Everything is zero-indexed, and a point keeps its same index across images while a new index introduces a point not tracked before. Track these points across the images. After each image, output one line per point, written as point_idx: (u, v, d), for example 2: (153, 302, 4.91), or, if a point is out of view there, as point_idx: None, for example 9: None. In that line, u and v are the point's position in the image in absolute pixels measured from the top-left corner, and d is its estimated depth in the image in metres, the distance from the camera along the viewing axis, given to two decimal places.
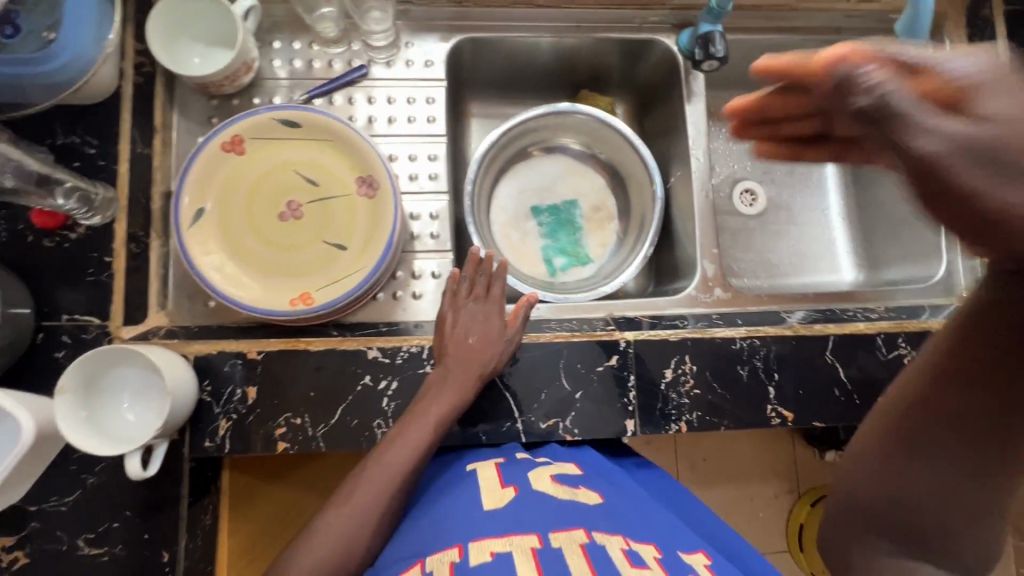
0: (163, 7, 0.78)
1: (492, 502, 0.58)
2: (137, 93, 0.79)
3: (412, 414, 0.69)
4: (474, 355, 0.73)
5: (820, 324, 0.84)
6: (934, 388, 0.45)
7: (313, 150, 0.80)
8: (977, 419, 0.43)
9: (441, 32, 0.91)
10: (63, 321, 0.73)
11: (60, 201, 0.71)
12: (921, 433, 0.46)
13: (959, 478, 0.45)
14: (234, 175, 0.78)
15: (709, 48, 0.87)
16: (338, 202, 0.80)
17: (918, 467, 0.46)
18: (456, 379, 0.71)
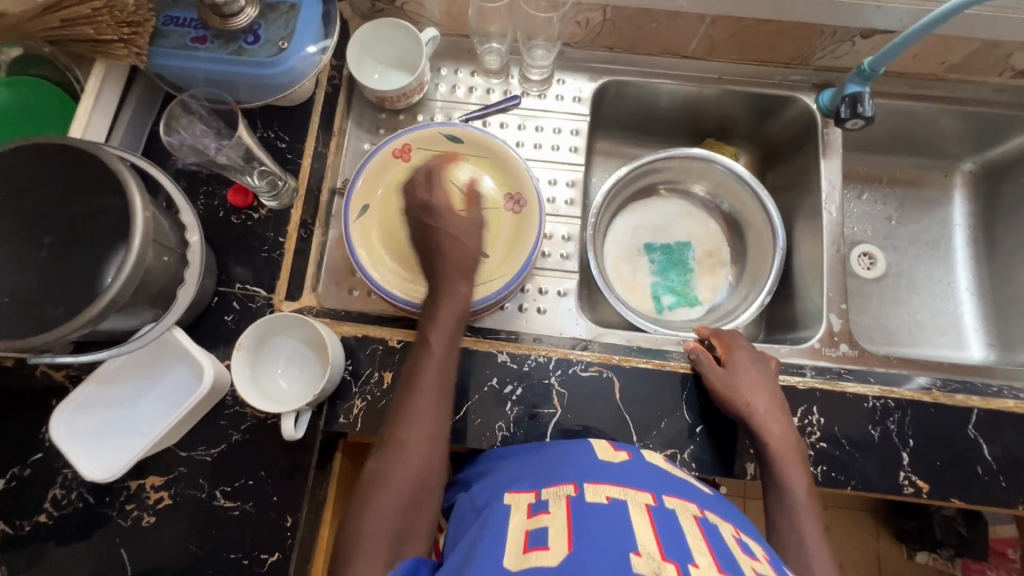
0: (367, 31, 0.89)
1: (608, 456, 0.60)
2: (326, 100, 0.90)
3: (423, 355, 0.70)
4: (449, 248, 0.74)
5: (963, 395, 0.79)
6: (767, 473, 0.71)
7: (469, 165, 0.88)
8: (788, 452, 0.71)
9: (591, 74, 0.99)
10: (235, 289, 0.81)
11: (252, 180, 0.82)
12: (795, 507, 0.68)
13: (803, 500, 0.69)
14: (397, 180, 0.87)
15: (856, 106, 0.89)
16: (486, 213, 0.87)
17: (801, 539, 0.67)
18: (445, 311, 0.72)
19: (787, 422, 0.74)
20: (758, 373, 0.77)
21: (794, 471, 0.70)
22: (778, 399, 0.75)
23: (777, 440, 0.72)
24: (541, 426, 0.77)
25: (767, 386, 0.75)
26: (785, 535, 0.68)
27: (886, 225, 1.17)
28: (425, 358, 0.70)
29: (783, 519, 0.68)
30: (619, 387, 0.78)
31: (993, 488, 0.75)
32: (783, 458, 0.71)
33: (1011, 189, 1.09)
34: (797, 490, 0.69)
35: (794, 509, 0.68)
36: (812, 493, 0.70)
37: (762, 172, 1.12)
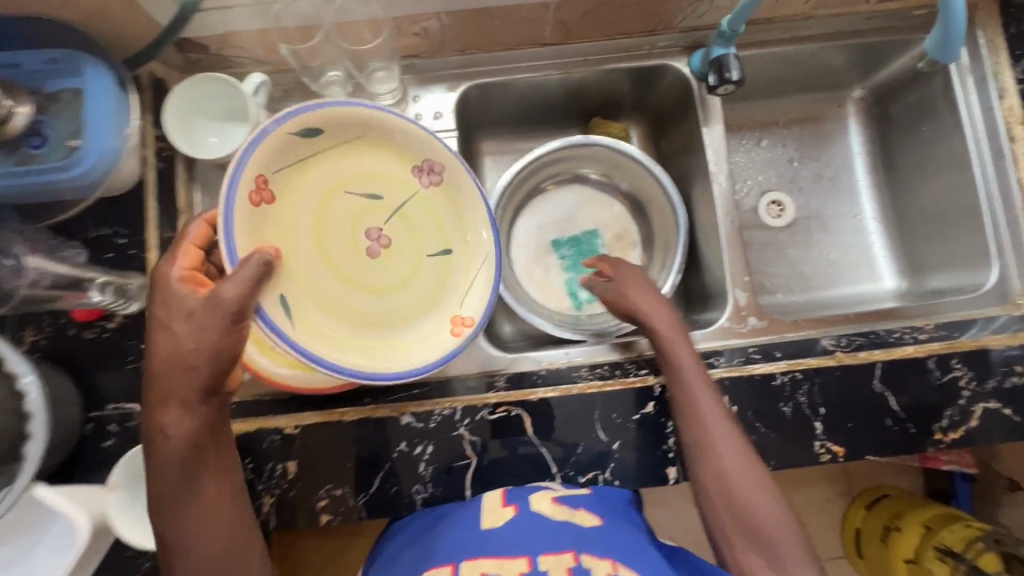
0: (178, 94, 0.79)
1: (492, 521, 0.65)
2: (160, 178, 0.81)
3: (156, 470, 0.56)
4: (159, 346, 0.55)
5: (866, 351, 0.80)
6: (696, 438, 0.71)
7: (342, 162, 0.70)
8: (706, 384, 0.73)
9: (449, 82, 0.91)
10: (109, 410, 0.75)
11: (97, 297, 0.72)
12: (733, 469, 0.68)
13: (729, 433, 0.70)
14: (286, 224, 0.66)
15: (724, 73, 0.84)
16: (409, 205, 0.74)
17: (727, 478, 0.67)
18: (165, 418, 0.56)
19: (707, 377, 0.73)
20: (672, 325, 0.77)
21: (725, 431, 0.70)
22: (696, 358, 0.74)
23: (706, 403, 0.71)
24: (459, 479, 0.75)
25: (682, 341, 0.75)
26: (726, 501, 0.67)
27: (789, 168, 1.15)
28: (165, 480, 0.56)
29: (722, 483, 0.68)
30: (531, 421, 0.77)
31: (904, 436, 0.77)
32: (712, 419, 0.70)
33: (901, 110, 1.06)
34: (717, 426, 0.70)
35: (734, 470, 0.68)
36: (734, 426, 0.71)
37: (656, 142, 1.08)
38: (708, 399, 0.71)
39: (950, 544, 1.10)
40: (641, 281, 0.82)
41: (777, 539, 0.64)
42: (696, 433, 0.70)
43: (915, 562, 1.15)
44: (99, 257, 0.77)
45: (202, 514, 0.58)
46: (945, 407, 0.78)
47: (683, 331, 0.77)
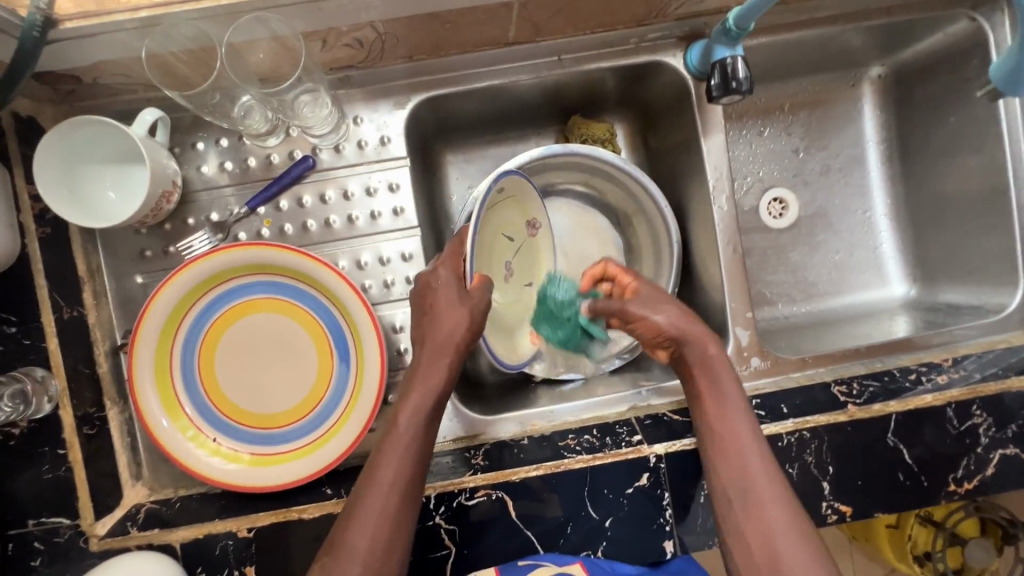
0: (54, 137, 0.62)
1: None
2: (47, 246, 0.66)
3: (408, 408, 0.64)
4: (439, 321, 0.65)
5: (880, 402, 0.73)
6: (754, 529, 0.59)
7: (502, 205, 0.70)
8: (750, 434, 0.64)
9: (397, 96, 0.75)
10: (31, 526, 0.65)
11: None
12: (789, 570, 0.56)
13: (770, 492, 0.60)
14: (483, 260, 0.69)
15: (729, 85, 0.69)
16: (526, 246, 0.76)
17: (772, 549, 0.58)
18: (416, 390, 0.64)
19: (762, 450, 0.63)
20: (720, 387, 0.67)
21: (781, 526, 0.58)
22: (752, 430, 0.64)
23: (761, 488, 0.60)
24: (437, 570, 0.68)
25: (735, 405, 0.66)
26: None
27: (794, 161, 1.01)
28: (389, 444, 0.62)
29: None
30: (514, 503, 0.69)
31: (917, 491, 0.72)
32: (765, 511, 0.59)
33: (925, 95, 0.93)
34: (757, 480, 0.61)
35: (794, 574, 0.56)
36: (778, 488, 0.61)
37: (644, 140, 0.92)
38: (745, 448, 0.63)
39: (930, 511, 1.02)
40: (669, 305, 0.71)
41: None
42: (750, 523, 0.60)
43: (897, 527, 1.03)
44: None
45: (401, 479, 0.60)
46: (961, 457, 0.72)
47: (720, 372, 0.68)
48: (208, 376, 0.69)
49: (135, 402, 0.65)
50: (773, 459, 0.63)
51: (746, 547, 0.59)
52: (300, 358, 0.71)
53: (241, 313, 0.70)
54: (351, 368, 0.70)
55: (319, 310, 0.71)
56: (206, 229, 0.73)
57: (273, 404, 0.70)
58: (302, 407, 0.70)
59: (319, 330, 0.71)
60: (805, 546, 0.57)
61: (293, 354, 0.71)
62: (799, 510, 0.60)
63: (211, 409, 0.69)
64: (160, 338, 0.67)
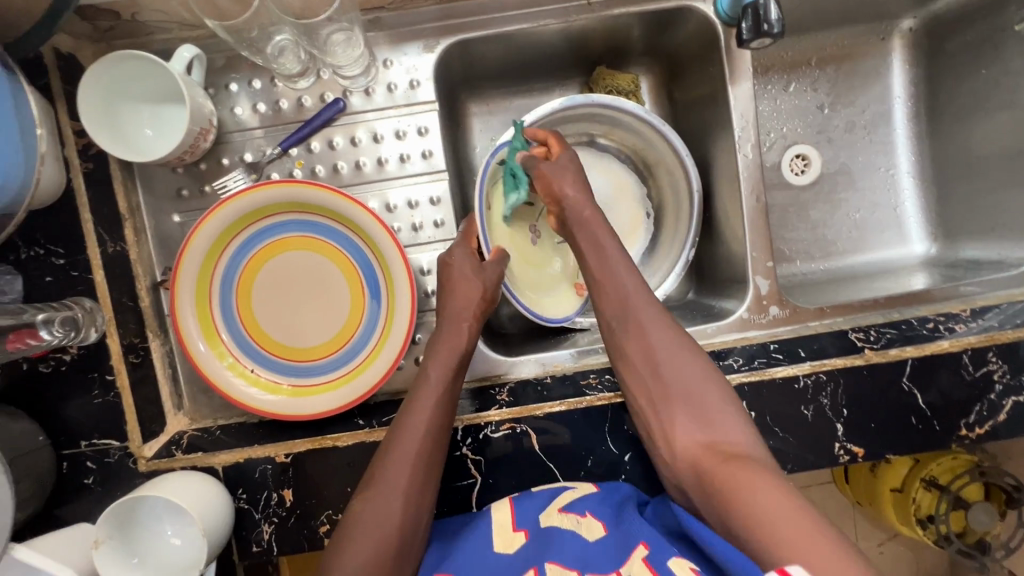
0: (95, 72, 0.64)
1: (504, 545, 0.60)
2: (91, 181, 0.68)
3: (434, 364, 0.67)
4: (457, 291, 0.71)
5: (897, 347, 0.74)
6: (642, 358, 0.64)
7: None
8: (646, 308, 0.67)
9: (426, 39, 0.76)
10: (83, 447, 0.69)
11: (47, 336, 0.62)
12: (682, 385, 0.61)
13: (670, 354, 0.63)
14: (496, 223, 0.80)
15: (761, 27, 0.69)
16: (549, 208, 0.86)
17: (684, 402, 0.60)
18: (443, 349, 0.68)
19: (647, 293, 0.68)
20: (613, 271, 0.69)
21: (677, 364, 0.63)
22: (630, 269, 0.69)
23: (645, 321, 0.65)
24: (463, 498, 0.72)
25: (614, 253, 0.70)
26: (683, 420, 0.60)
27: (818, 116, 1.00)
28: (419, 393, 0.65)
29: (673, 405, 0.61)
30: (537, 436, 0.72)
31: (928, 434, 0.73)
32: (657, 345, 0.64)
33: (958, 47, 0.93)
34: (658, 343, 0.64)
35: (687, 388, 0.61)
36: (682, 350, 0.64)
37: (668, 91, 0.92)
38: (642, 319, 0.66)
39: (935, 475, 1.02)
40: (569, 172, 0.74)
41: (743, 458, 0.54)
42: (635, 347, 0.65)
43: (902, 491, 1.04)
44: (37, 281, 0.66)
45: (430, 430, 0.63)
46: (974, 403, 0.74)
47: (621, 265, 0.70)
48: (245, 312, 0.72)
49: (176, 324, 0.67)
50: (658, 300, 0.68)
51: (638, 373, 0.64)
52: (331, 294, 0.74)
53: (275, 251, 0.73)
54: (383, 302, 0.73)
55: (350, 248, 0.73)
56: (240, 169, 0.74)
57: (308, 338, 0.73)
58: (335, 340, 0.73)
59: (350, 267, 0.74)
60: (695, 363, 0.63)
61: (326, 291, 0.74)
62: (690, 339, 0.65)
63: (250, 343, 0.72)
64: (200, 273, 0.69)
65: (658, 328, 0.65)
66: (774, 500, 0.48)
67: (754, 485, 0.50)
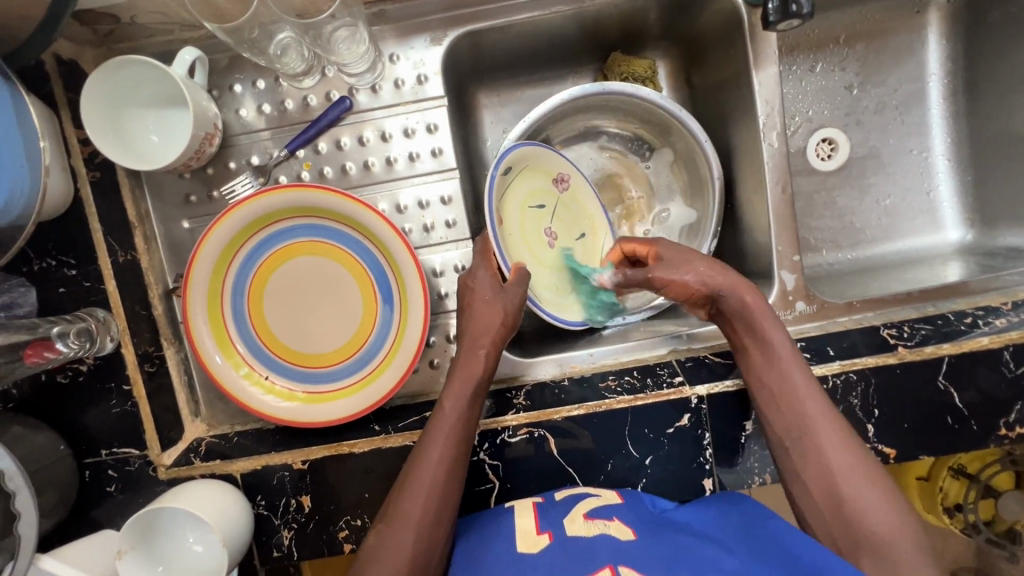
0: (96, 79, 0.63)
1: (526, 546, 0.56)
2: (98, 191, 0.68)
3: (449, 392, 0.65)
4: (474, 314, 0.69)
5: (933, 344, 0.71)
6: (818, 476, 0.60)
7: (516, 183, 0.76)
8: (828, 418, 0.62)
9: (433, 32, 0.73)
10: (104, 456, 0.69)
11: (63, 348, 0.62)
12: (860, 509, 0.57)
13: (858, 477, 0.58)
14: (514, 239, 0.75)
15: (789, 9, 0.69)
16: (560, 206, 0.81)
17: (877, 535, 0.55)
18: (460, 378, 0.66)
19: (828, 406, 0.63)
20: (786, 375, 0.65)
21: (855, 474, 0.59)
22: (805, 375, 0.64)
23: (824, 440, 0.61)
24: (482, 503, 0.71)
25: (788, 356, 0.65)
26: (870, 561, 0.55)
27: (846, 98, 0.95)
28: (435, 425, 0.64)
29: (855, 533, 0.57)
30: (555, 440, 0.71)
31: (964, 435, 0.70)
32: (832, 454, 0.60)
33: (999, 19, 0.87)
34: (836, 455, 0.60)
35: (870, 518, 0.56)
36: (871, 474, 0.59)
37: (688, 77, 0.88)
38: (820, 429, 0.61)
39: (964, 463, 0.98)
40: (695, 261, 0.70)
41: None
42: (813, 466, 0.61)
43: (928, 480, 1.00)
44: (50, 293, 0.66)
45: (446, 462, 0.61)
46: (1014, 401, 0.70)
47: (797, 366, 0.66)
48: (258, 318, 0.71)
49: (190, 335, 0.67)
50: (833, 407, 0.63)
51: (817, 504, 0.60)
52: (344, 299, 0.73)
53: (287, 255, 0.71)
54: (395, 308, 0.72)
55: (361, 253, 0.72)
56: (248, 172, 0.73)
57: (321, 344, 0.72)
58: (347, 346, 0.72)
59: (361, 271, 0.72)
60: (880, 490, 0.57)
61: (338, 296, 0.73)
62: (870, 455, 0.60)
63: (264, 350, 0.72)
64: (210, 282, 0.68)
65: (846, 441, 0.61)
66: None
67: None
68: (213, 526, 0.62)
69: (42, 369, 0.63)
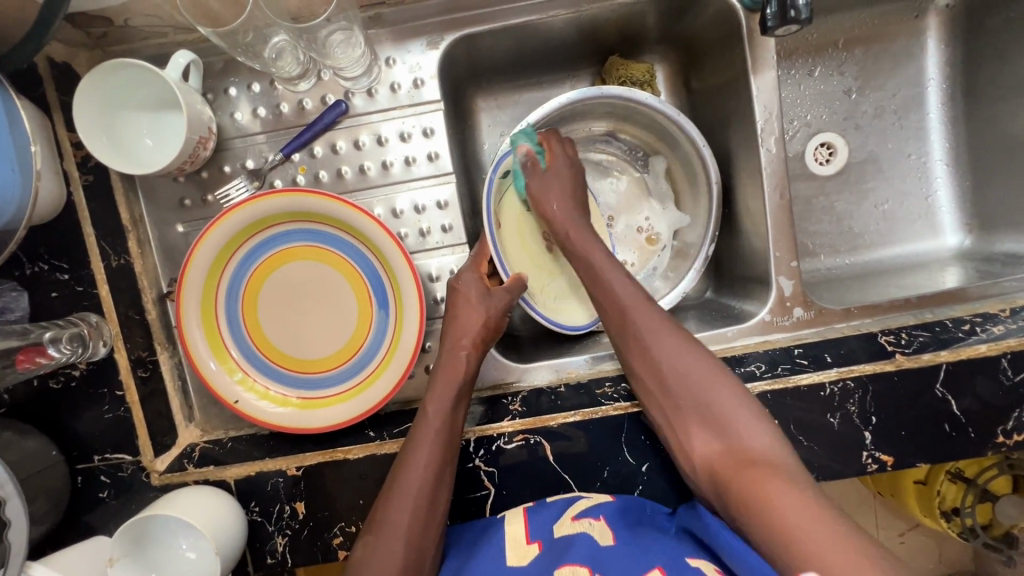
0: (89, 82, 0.62)
1: (517, 557, 0.58)
2: (91, 194, 0.67)
3: (431, 394, 0.65)
4: (460, 317, 0.69)
5: (931, 351, 0.70)
6: (649, 371, 0.63)
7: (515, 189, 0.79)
8: (655, 311, 0.65)
9: (430, 35, 0.73)
10: (96, 462, 0.68)
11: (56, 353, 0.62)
12: (691, 397, 0.59)
13: (678, 364, 0.61)
14: (510, 241, 0.78)
15: (787, 14, 0.68)
16: None
17: (709, 416, 0.58)
18: (441, 380, 0.66)
19: (648, 302, 0.66)
20: (619, 281, 0.68)
21: (680, 363, 0.61)
22: (632, 288, 0.67)
23: (653, 340, 0.63)
24: (477, 509, 0.71)
25: (607, 263, 0.70)
26: (701, 434, 0.58)
27: (845, 103, 0.95)
28: (421, 430, 0.63)
29: (690, 423, 0.59)
30: (551, 447, 0.70)
31: (962, 442, 0.70)
32: (656, 349, 0.63)
33: (998, 24, 0.86)
34: (663, 346, 0.63)
35: (698, 394, 0.59)
36: (690, 353, 0.62)
37: (686, 81, 0.87)
38: (648, 325, 0.64)
39: (962, 468, 0.97)
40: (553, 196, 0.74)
41: (769, 467, 0.51)
42: (646, 363, 0.63)
43: (925, 484, 0.99)
44: (42, 297, 0.65)
45: (434, 465, 0.61)
46: (1011, 409, 0.70)
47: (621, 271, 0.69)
48: (252, 323, 0.71)
49: (184, 343, 0.66)
50: (657, 306, 0.66)
51: (658, 402, 0.62)
52: (339, 305, 0.72)
53: (281, 260, 0.71)
54: (391, 313, 0.72)
55: (356, 257, 0.71)
56: (242, 176, 0.72)
57: (315, 349, 0.72)
58: (343, 352, 0.72)
59: (357, 276, 0.72)
60: (711, 379, 0.60)
61: (334, 301, 0.72)
62: (693, 339, 0.63)
63: (258, 356, 0.71)
64: (205, 288, 0.68)
65: (669, 328, 0.64)
66: (798, 505, 0.46)
67: (781, 496, 0.47)
68: (206, 533, 0.61)
69: (33, 374, 0.63)
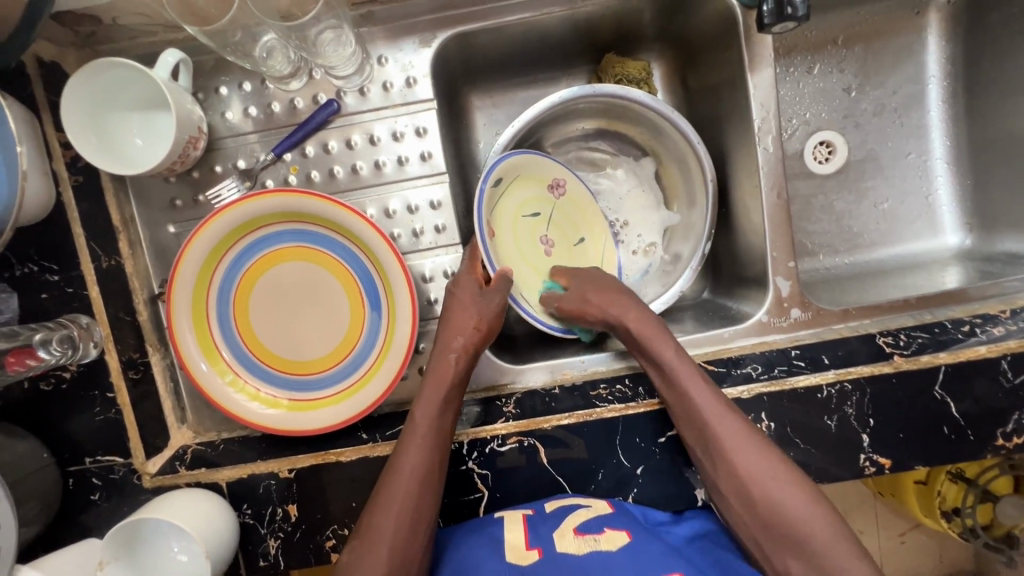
0: (76, 81, 0.61)
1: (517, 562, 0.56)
2: (81, 195, 0.66)
3: (420, 400, 0.64)
4: (451, 321, 0.68)
5: (930, 353, 0.70)
6: (732, 485, 0.61)
7: (508, 194, 0.76)
8: (729, 416, 0.63)
9: (422, 33, 0.72)
10: (88, 464, 0.68)
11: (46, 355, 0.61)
12: (777, 515, 0.58)
13: (760, 475, 0.60)
14: (505, 245, 0.74)
15: (783, 11, 0.67)
16: (556, 212, 0.80)
17: (801, 536, 0.57)
18: (430, 384, 0.65)
19: (727, 408, 0.63)
20: (692, 384, 0.65)
21: (761, 475, 0.60)
22: (703, 384, 0.65)
23: (731, 448, 0.61)
24: (470, 512, 0.70)
25: (682, 366, 0.66)
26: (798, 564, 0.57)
27: (845, 100, 0.94)
28: (409, 435, 0.63)
29: (780, 544, 0.58)
30: (545, 449, 0.70)
31: (961, 445, 0.69)
32: (738, 461, 0.61)
33: (999, 21, 0.85)
34: (741, 456, 0.61)
35: (792, 523, 0.58)
36: (771, 467, 0.60)
37: (683, 79, 0.86)
38: (728, 436, 0.62)
39: (963, 469, 0.96)
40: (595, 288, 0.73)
41: None
42: (727, 476, 0.62)
43: (927, 484, 0.97)
44: (32, 298, 0.65)
45: (422, 472, 0.60)
46: (1010, 411, 0.69)
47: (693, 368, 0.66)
48: (243, 324, 0.70)
49: (174, 343, 0.66)
50: (744, 418, 0.63)
51: (740, 513, 0.61)
52: (332, 307, 0.72)
53: (272, 261, 0.70)
54: (382, 315, 0.71)
55: (348, 258, 0.71)
56: (233, 176, 0.72)
57: (308, 352, 0.71)
58: (335, 354, 0.71)
59: (349, 278, 0.71)
60: (799, 497, 0.58)
61: (327, 303, 0.72)
62: (770, 447, 0.62)
63: (249, 357, 0.71)
64: (195, 289, 0.67)
65: (748, 437, 0.62)
66: None
67: None
68: (195, 539, 0.60)
69: (21, 377, 0.62)
